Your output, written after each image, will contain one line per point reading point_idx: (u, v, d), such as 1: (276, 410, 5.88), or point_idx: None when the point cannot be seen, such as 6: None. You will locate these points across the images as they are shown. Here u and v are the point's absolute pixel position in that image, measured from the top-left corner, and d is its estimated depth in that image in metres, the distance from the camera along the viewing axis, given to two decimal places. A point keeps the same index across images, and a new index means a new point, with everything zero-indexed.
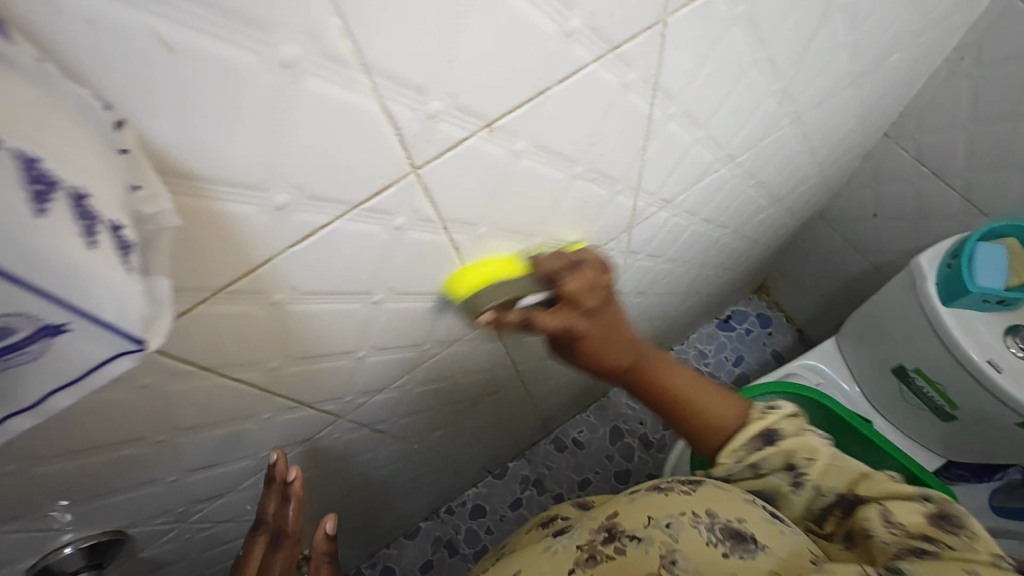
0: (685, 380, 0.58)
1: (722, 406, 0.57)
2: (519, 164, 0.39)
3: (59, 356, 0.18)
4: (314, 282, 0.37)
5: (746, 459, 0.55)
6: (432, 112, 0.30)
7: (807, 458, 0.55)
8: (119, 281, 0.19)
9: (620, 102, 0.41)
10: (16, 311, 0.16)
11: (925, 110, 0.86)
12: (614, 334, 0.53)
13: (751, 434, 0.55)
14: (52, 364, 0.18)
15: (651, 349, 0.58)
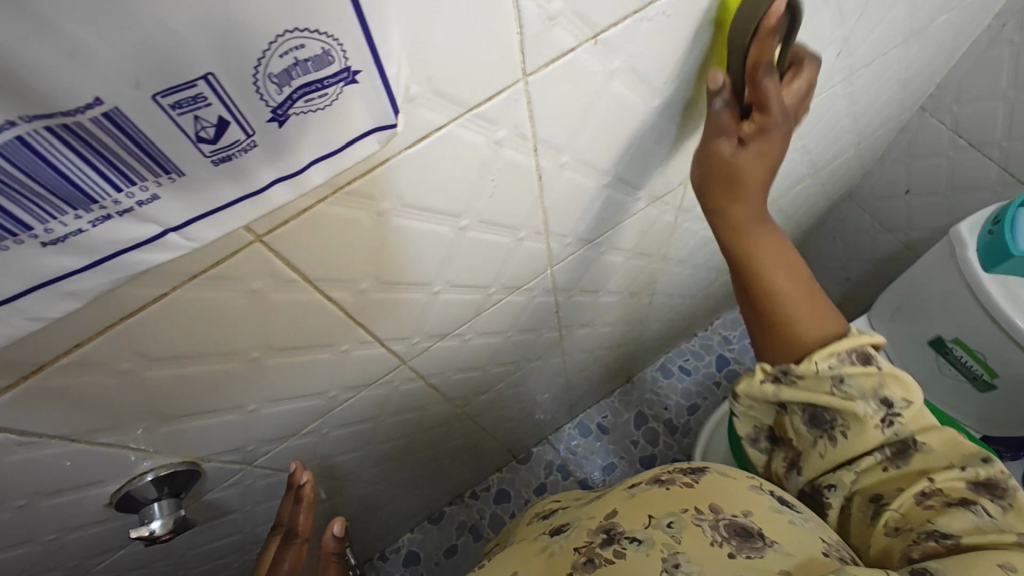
0: (789, 272, 0.53)
1: (815, 314, 0.53)
2: (611, 86, 0.40)
3: (340, 106, 0.23)
4: (418, 195, 0.38)
5: (844, 371, 0.50)
6: (553, 12, 0.32)
7: (902, 399, 0.50)
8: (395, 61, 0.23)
9: (707, 30, 0.42)
10: (341, 43, 0.21)
11: (963, 81, 0.87)
12: (758, 181, 0.48)
13: (852, 345, 0.51)
14: (333, 112, 0.23)
15: (754, 228, 0.52)
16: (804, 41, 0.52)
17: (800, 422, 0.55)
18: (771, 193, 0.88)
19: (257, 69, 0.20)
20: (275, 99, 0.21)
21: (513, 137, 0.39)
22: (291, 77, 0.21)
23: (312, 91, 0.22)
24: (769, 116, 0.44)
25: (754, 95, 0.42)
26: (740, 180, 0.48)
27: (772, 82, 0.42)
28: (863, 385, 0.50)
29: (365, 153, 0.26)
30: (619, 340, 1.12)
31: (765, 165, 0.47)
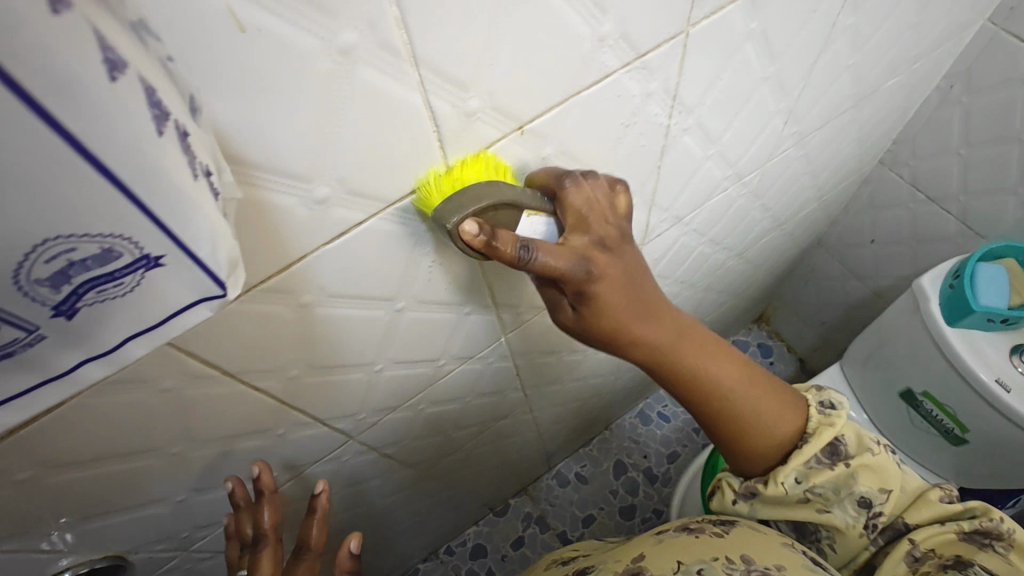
0: (729, 372, 0.51)
1: (777, 416, 0.53)
2: (545, 169, 0.40)
3: (149, 292, 0.19)
4: (343, 285, 0.36)
5: (812, 483, 0.52)
6: (471, 109, 0.32)
7: (880, 488, 0.52)
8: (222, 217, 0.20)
9: (642, 112, 0.42)
10: (120, 233, 0.17)
11: (918, 138, 0.89)
12: (643, 281, 0.42)
13: (822, 444, 0.52)
14: (140, 303, 0.19)
15: (679, 348, 0.48)
16: (747, 113, 0.53)
17: (789, 532, 0.57)
18: (735, 248, 0.88)
19: (16, 275, 0.16)
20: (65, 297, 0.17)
21: (444, 224, 0.38)
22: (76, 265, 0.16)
23: (97, 287, 0.17)
24: (586, 215, 0.37)
25: (572, 222, 0.37)
26: (607, 290, 0.39)
27: (577, 193, 0.37)
28: (836, 488, 0.52)
29: (194, 328, 0.21)
30: (591, 391, 1.10)
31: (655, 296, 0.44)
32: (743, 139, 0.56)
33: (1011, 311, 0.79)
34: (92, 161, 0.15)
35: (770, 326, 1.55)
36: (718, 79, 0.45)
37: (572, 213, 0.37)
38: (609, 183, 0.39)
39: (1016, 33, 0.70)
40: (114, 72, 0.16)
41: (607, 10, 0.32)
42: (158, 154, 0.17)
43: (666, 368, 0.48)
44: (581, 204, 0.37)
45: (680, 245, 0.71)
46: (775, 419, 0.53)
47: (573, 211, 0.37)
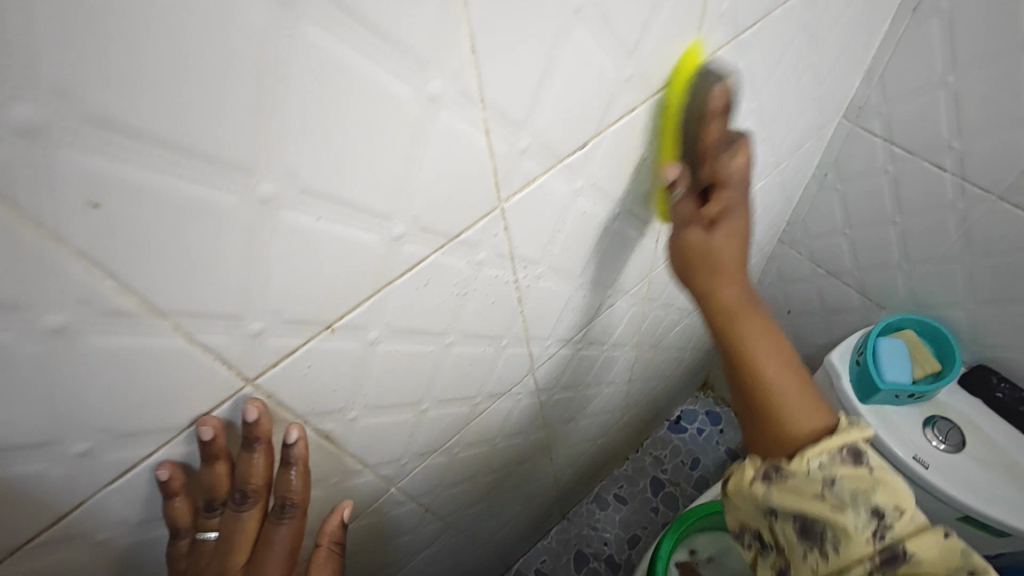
0: (777, 372, 0.52)
1: (805, 411, 0.51)
2: (376, 351, 0.45)
3: None
4: (128, 507, 0.41)
5: (837, 474, 0.47)
6: (255, 330, 0.36)
7: (895, 508, 0.47)
8: None
9: (478, 277, 0.47)
10: None
11: (808, 219, 0.92)
12: (739, 261, 0.52)
13: (841, 444, 0.48)
14: None
15: (750, 309, 0.53)
16: (603, 247, 0.59)
17: (791, 533, 0.50)
18: (645, 341, 0.88)
19: None
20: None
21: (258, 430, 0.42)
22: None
23: None
24: (733, 183, 0.49)
25: (742, 159, 0.49)
26: (727, 250, 0.51)
27: (731, 158, 0.48)
28: (855, 491, 0.47)
29: None
30: (528, 493, 1.06)
31: (737, 243, 0.51)
32: (606, 265, 0.62)
33: (915, 386, 0.80)
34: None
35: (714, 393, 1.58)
36: (558, 234, 0.51)
37: (716, 115, 0.46)
38: (743, 139, 0.49)
39: (868, 129, 0.74)
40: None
41: (394, 217, 0.36)
42: None
43: (731, 335, 0.53)
44: (734, 173, 0.48)
45: (581, 359, 0.76)
46: (801, 420, 0.50)
47: (719, 205, 0.50)
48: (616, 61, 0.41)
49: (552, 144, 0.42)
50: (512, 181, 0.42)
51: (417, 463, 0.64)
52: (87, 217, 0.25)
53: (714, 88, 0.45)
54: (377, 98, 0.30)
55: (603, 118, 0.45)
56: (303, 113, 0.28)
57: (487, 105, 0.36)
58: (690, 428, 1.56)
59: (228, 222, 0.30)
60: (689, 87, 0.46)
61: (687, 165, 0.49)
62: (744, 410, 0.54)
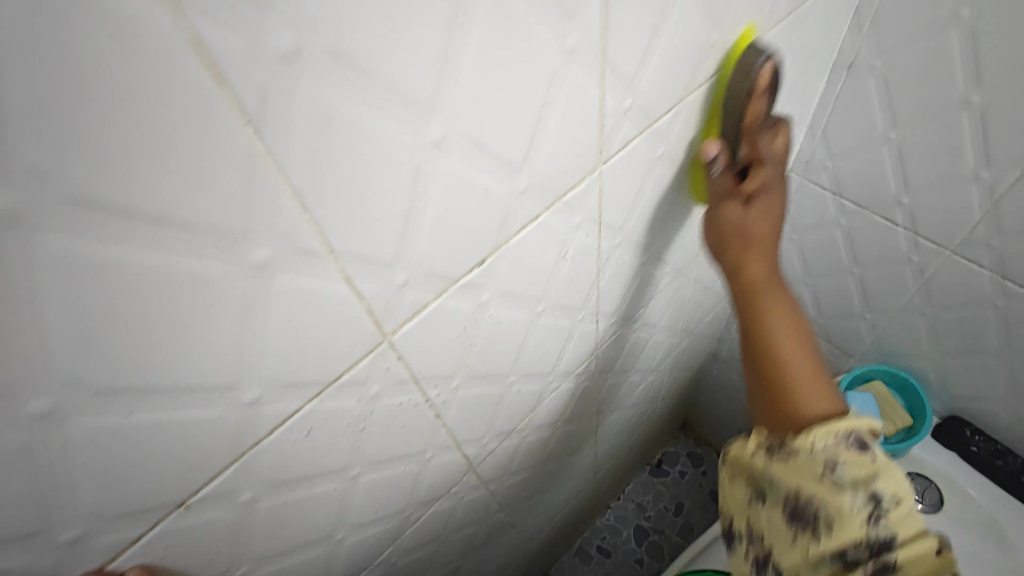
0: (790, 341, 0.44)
1: (808, 388, 0.42)
2: (258, 509, 0.35)
3: None
4: None
5: (839, 457, 0.37)
6: (72, 539, 0.27)
7: (894, 499, 0.37)
8: None
9: (375, 412, 0.37)
10: None
11: (767, 267, 0.89)
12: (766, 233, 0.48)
13: (845, 430, 0.38)
14: None
15: (771, 288, 0.47)
16: (538, 338, 0.49)
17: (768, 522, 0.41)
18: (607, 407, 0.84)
19: None
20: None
21: None
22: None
23: None
24: (766, 156, 0.47)
25: (778, 139, 0.48)
26: (760, 223, 0.47)
27: (767, 135, 0.47)
28: (857, 478, 0.37)
29: None
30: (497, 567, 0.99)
31: (771, 224, 0.48)
32: (548, 353, 0.52)
33: (885, 444, 0.77)
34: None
35: (696, 433, 1.52)
36: (471, 345, 0.41)
37: (760, 93, 0.44)
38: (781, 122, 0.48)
39: (817, 182, 0.72)
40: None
41: (240, 385, 0.28)
42: None
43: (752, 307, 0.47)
44: (769, 151, 0.47)
45: (529, 443, 0.65)
46: (818, 394, 0.42)
47: (778, 142, 0.48)
48: (504, 174, 0.32)
49: (436, 270, 0.33)
50: (394, 317, 0.32)
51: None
52: None
53: (762, 65, 0.42)
54: (176, 291, 0.23)
55: (500, 233, 0.35)
56: (76, 310, 0.21)
57: (339, 253, 0.27)
58: (672, 471, 1.50)
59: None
60: (740, 57, 0.43)
61: (728, 142, 0.46)
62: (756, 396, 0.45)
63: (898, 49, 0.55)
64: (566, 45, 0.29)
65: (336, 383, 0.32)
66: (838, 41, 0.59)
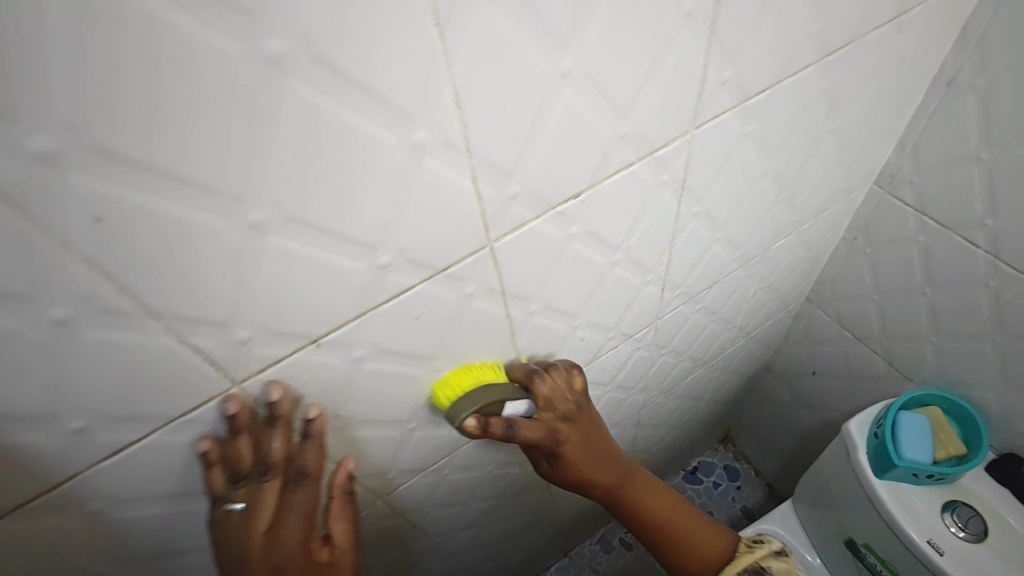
0: (654, 500, 0.60)
1: (691, 522, 0.61)
2: (364, 369, 0.41)
3: None
4: (126, 490, 0.36)
5: None
6: (242, 340, 0.33)
7: None
8: None
9: (465, 310, 0.43)
10: None
11: (836, 281, 0.90)
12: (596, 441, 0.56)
13: None
14: None
15: (617, 462, 0.58)
16: (607, 290, 0.55)
17: None
18: (654, 390, 0.87)
19: None
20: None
21: None
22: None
23: None
24: (550, 400, 0.50)
25: (541, 408, 0.50)
26: (575, 457, 0.54)
27: (526, 426, 0.49)
28: None
29: None
30: (524, 529, 1.03)
31: (585, 437, 0.54)
32: (613, 308, 0.58)
33: (937, 467, 0.76)
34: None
35: (736, 447, 1.51)
36: (552, 272, 0.46)
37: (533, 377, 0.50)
38: (567, 367, 0.54)
39: (900, 197, 0.73)
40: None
41: (383, 245, 0.34)
42: None
43: (620, 500, 0.59)
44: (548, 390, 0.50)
45: None
46: (705, 541, 0.60)
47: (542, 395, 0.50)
48: (612, 117, 0.38)
49: (542, 190, 0.39)
50: (501, 225, 0.39)
51: (419, 480, 0.61)
52: (89, 232, 0.24)
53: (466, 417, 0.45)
54: (369, 152, 0.29)
55: (596, 171, 0.41)
56: (292, 150, 0.26)
57: (476, 154, 0.33)
58: (705, 481, 1.49)
59: (221, 246, 0.28)
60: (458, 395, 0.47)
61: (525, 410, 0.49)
62: (653, 543, 0.61)
63: (1002, 68, 0.56)
64: (682, 10, 0.35)
65: (444, 273, 0.39)
66: (940, 56, 0.60)
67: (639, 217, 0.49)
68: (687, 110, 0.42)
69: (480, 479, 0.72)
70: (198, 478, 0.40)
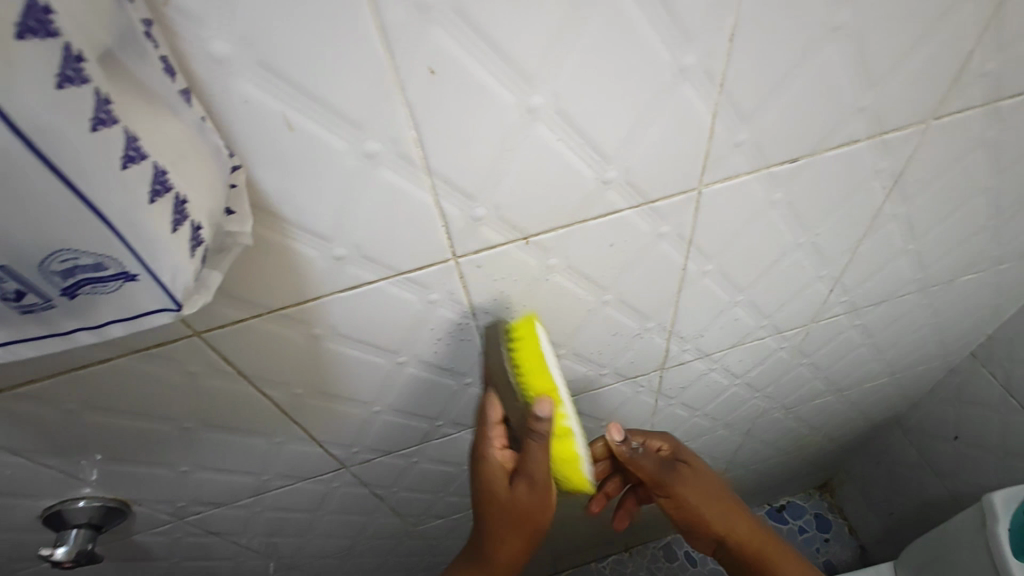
0: (762, 541, 0.63)
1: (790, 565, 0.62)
2: (549, 278, 0.45)
3: (122, 300, 0.20)
4: (348, 326, 0.43)
5: None
6: (476, 215, 0.37)
7: None
8: (128, 318, 0.21)
9: (652, 248, 0.45)
10: (107, 252, 0.18)
11: (1016, 341, 0.81)
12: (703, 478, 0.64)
13: None
14: (80, 307, 0.20)
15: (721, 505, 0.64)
16: (781, 273, 0.54)
17: None
18: (778, 401, 0.84)
19: (69, 287, 0.19)
20: (6, 293, 0.18)
21: (448, 300, 0.43)
22: (62, 275, 0.18)
23: (88, 282, 0.19)
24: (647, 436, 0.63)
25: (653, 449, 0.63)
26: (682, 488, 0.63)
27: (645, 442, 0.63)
28: None
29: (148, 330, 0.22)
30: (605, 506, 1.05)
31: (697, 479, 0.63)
32: (778, 295, 0.57)
33: None
34: (89, 205, 0.17)
35: (834, 498, 1.40)
36: (740, 235, 0.47)
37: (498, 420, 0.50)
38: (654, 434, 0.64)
39: None
40: (61, 83, 0.15)
41: (613, 161, 0.36)
42: (147, 224, 0.19)
43: (736, 551, 0.64)
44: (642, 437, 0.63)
45: (708, 380, 0.71)
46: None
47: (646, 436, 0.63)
48: (861, 86, 0.37)
49: (766, 146, 0.39)
50: (717, 172, 0.40)
51: None
52: (424, 79, 0.29)
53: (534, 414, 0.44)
54: (644, 65, 0.31)
55: (823, 140, 0.40)
56: (589, 45, 0.30)
57: (725, 92, 0.35)
58: (791, 523, 1.40)
59: (502, 120, 0.32)
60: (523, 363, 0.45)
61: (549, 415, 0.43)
62: None
63: None
64: None
65: (649, 205, 0.41)
66: None
67: (839, 205, 0.48)
68: (935, 97, 0.40)
69: (592, 433, 0.74)
70: (401, 339, 0.46)
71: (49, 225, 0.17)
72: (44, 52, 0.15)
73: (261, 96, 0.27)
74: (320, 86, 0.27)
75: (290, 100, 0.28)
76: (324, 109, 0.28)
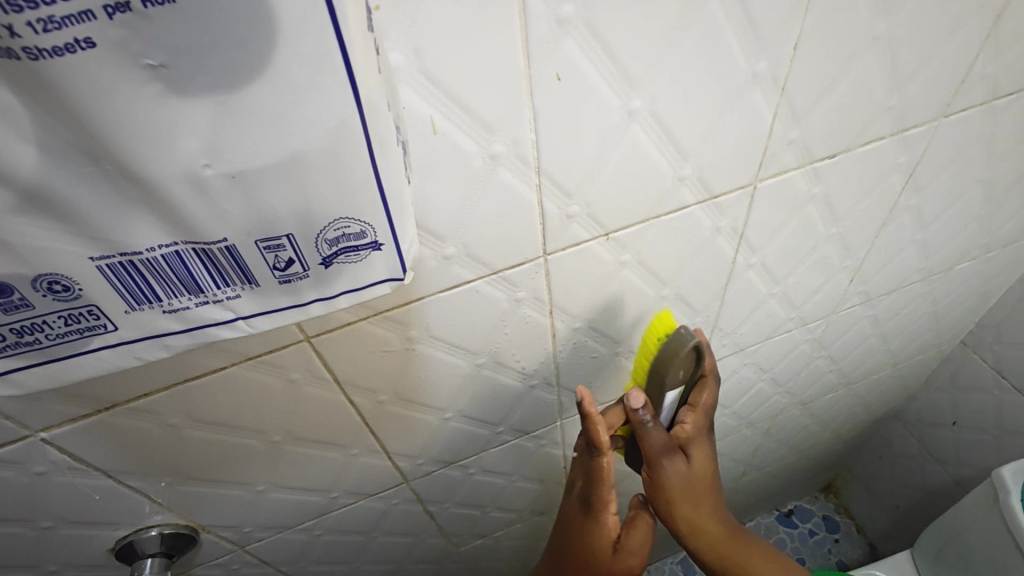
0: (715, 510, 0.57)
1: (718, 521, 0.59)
2: (621, 274, 0.48)
3: (360, 270, 0.23)
4: (443, 327, 0.45)
5: None
6: (571, 213, 0.41)
7: None
8: (356, 288, 0.23)
9: (709, 242, 0.50)
10: (373, 221, 0.21)
11: (1002, 325, 0.87)
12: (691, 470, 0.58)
13: None
14: (326, 276, 0.23)
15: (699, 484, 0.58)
16: (813, 264, 0.59)
17: None
18: (797, 397, 0.88)
19: (327, 257, 0.22)
20: (279, 261, 0.21)
21: (532, 299, 0.46)
22: (330, 243, 0.21)
23: (344, 251, 0.22)
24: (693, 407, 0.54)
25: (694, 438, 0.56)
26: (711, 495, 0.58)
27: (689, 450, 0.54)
28: None
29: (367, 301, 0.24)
30: None
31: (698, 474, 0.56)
32: (807, 285, 0.62)
33: None
34: (376, 175, 0.20)
35: (839, 499, 1.43)
36: (783, 226, 0.52)
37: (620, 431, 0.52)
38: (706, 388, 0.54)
39: None
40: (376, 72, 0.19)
41: (689, 160, 0.41)
42: (401, 196, 0.21)
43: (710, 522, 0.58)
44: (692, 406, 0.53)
45: (739, 375, 0.75)
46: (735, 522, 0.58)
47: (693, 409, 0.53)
48: (889, 87, 0.43)
49: (812, 143, 0.45)
50: (771, 167, 0.45)
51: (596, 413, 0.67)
52: (550, 85, 0.33)
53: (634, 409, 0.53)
54: (725, 70, 0.36)
55: (857, 137, 0.46)
56: (684, 52, 0.34)
57: (785, 93, 0.40)
58: (801, 526, 1.42)
59: (607, 122, 0.36)
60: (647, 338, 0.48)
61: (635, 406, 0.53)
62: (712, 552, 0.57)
63: None
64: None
65: (714, 201, 0.45)
66: None
67: (864, 197, 0.53)
68: (944, 97, 0.46)
69: None
70: (481, 338, 0.48)
71: (337, 194, 0.20)
72: (368, 41, 0.18)
73: (418, 102, 0.30)
74: (468, 92, 0.31)
75: (440, 106, 0.31)
76: (465, 112, 0.32)
